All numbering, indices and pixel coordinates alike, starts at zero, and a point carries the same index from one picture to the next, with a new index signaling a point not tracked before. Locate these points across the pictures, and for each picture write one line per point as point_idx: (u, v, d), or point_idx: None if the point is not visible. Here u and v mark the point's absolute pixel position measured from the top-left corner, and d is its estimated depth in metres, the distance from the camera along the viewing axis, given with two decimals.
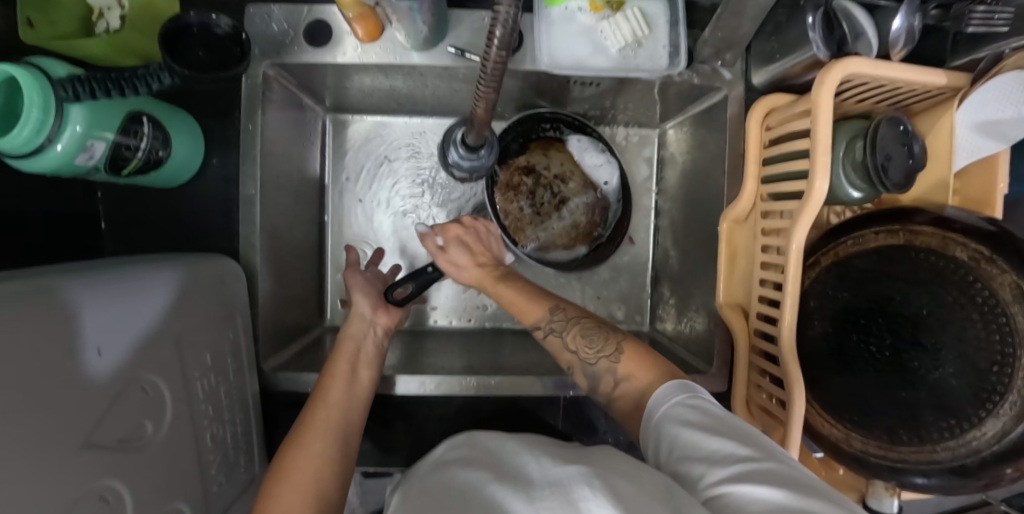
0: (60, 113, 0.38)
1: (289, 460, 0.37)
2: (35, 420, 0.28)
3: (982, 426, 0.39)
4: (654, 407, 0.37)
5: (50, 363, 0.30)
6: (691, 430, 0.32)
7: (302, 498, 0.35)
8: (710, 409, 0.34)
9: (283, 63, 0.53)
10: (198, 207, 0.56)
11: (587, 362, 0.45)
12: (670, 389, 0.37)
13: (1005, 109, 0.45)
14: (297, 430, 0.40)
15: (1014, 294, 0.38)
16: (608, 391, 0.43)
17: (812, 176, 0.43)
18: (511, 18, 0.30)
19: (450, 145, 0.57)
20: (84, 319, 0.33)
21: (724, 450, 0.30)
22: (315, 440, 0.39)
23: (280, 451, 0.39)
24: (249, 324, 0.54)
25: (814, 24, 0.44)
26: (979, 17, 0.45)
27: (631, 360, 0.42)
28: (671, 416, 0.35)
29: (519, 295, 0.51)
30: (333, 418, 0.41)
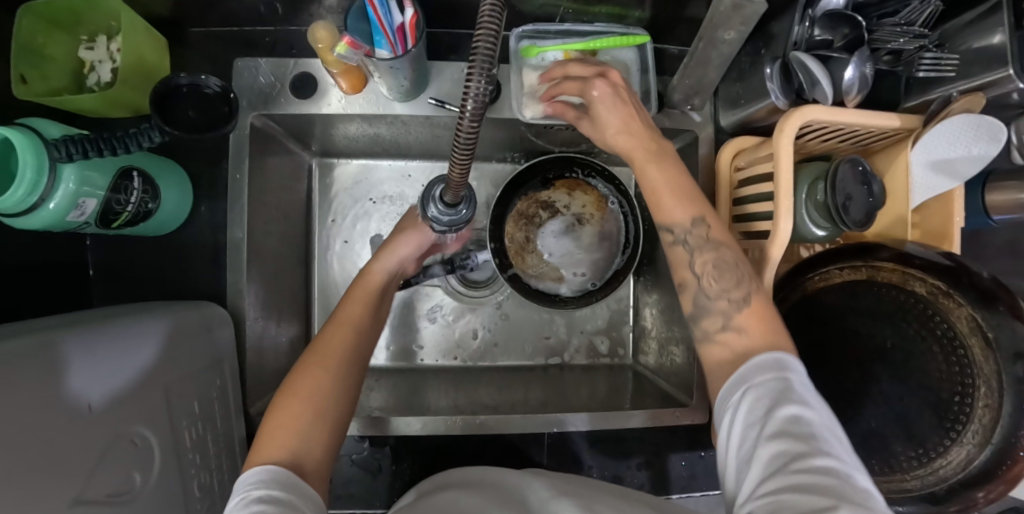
0: (53, 172, 0.39)
1: (295, 384, 0.40)
2: (27, 478, 0.29)
3: (947, 455, 0.40)
4: (742, 375, 0.36)
5: (43, 420, 0.31)
6: (755, 420, 0.33)
7: (310, 418, 0.38)
8: (795, 393, 0.33)
9: (270, 113, 0.55)
10: (187, 253, 0.57)
11: (706, 294, 0.43)
12: (760, 364, 0.36)
13: (957, 149, 0.47)
14: (309, 356, 0.43)
15: (970, 326, 0.40)
16: (707, 328, 0.42)
17: (776, 217, 0.46)
18: (488, 67, 0.28)
19: (428, 201, 0.48)
20: (76, 375, 0.34)
21: (779, 447, 0.31)
22: (321, 368, 0.42)
23: (289, 375, 0.42)
24: (235, 369, 0.54)
25: (770, 74, 0.48)
26: (928, 62, 0.47)
27: (750, 315, 0.40)
28: (745, 394, 0.35)
29: (665, 181, 0.44)
30: (343, 351, 0.44)
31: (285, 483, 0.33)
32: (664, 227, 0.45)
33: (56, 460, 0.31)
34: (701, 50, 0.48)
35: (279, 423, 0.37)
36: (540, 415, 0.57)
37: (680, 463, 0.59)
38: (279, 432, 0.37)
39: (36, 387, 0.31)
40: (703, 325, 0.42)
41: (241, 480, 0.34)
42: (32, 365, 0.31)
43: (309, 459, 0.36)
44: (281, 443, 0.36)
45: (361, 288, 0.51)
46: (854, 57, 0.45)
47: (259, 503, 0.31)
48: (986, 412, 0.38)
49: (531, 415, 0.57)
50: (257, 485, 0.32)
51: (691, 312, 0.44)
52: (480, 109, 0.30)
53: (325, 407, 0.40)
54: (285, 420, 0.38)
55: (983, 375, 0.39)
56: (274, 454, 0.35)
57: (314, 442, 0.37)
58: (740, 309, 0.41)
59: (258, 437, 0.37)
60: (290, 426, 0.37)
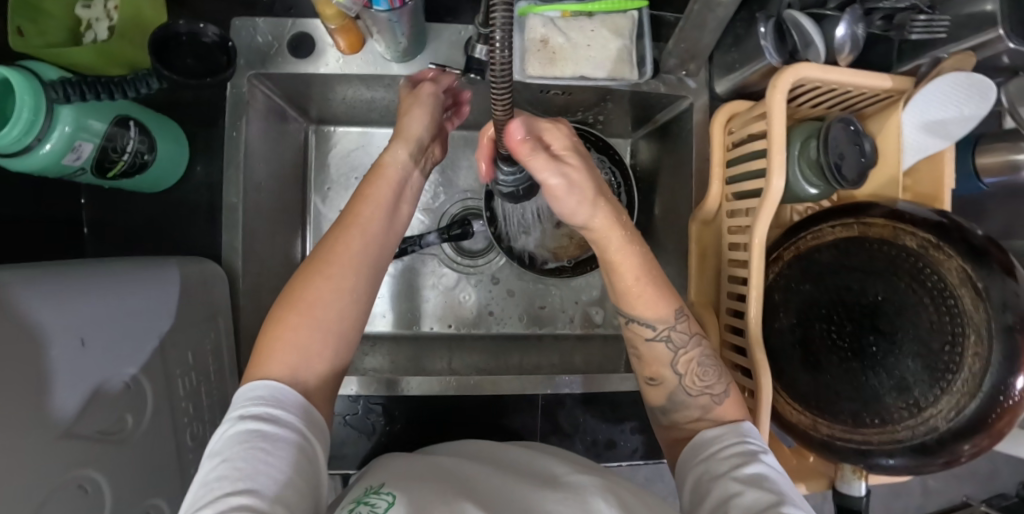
0: (50, 114, 0.39)
1: (298, 296, 0.39)
2: (16, 403, 0.29)
3: (937, 405, 0.41)
4: (707, 444, 0.40)
5: (33, 350, 0.31)
6: (728, 473, 0.36)
7: (313, 334, 0.39)
8: (759, 456, 0.37)
9: (267, 73, 0.55)
10: (183, 213, 0.57)
11: (687, 391, 0.44)
12: (720, 432, 0.40)
13: (948, 109, 0.47)
14: (313, 260, 0.41)
15: (960, 277, 0.40)
16: (680, 420, 0.45)
17: (769, 173, 0.46)
18: (509, 23, 0.27)
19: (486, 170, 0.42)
20: (67, 309, 0.34)
21: (754, 492, 0.33)
22: (333, 272, 0.40)
23: (290, 284, 0.41)
24: (230, 327, 0.54)
25: (765, 33, 0.48)
26: (921, 24, 0.46)
27: (731, 407, 0.43)
28: (715, 457, 0.38)
29: (650, 285, 0.43)
30: (353, 260, 0.41)
31: (283, 402, 0.34)
32: (643, 324, 0.44)
33: (45, 392, 0.31)
34: (697, 12, 0.48)
35: (280, 336, 0.38)
36: (534, 378, 0.57)
37: None
38: (279, 347, 0.37)
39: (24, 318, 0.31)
40: (672, 417, 0.45)
41: (240, 391, 0.35)
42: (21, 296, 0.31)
43: (309, 375, 0.38)
44: (281, 358, 0.37)
45: (374, 184, 0.45)
46: (847, 14, 0.45)
47: (259, 422, 0.33)
48: (975, 361, 0.39)
49: (526, 377, 0.57)
50: (257, 401, 0.34)
51: (664, 405, 0.46)
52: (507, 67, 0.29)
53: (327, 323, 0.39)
54: (285, 333, 0.38)
55: (973, 323, 0.39)
56: (273, 369, 0.36)
57: (317, 358, 0.39)
58: (722, 403, 0.43)
59: (258, 347, 0.38)
60: (288, 340, 0.38)
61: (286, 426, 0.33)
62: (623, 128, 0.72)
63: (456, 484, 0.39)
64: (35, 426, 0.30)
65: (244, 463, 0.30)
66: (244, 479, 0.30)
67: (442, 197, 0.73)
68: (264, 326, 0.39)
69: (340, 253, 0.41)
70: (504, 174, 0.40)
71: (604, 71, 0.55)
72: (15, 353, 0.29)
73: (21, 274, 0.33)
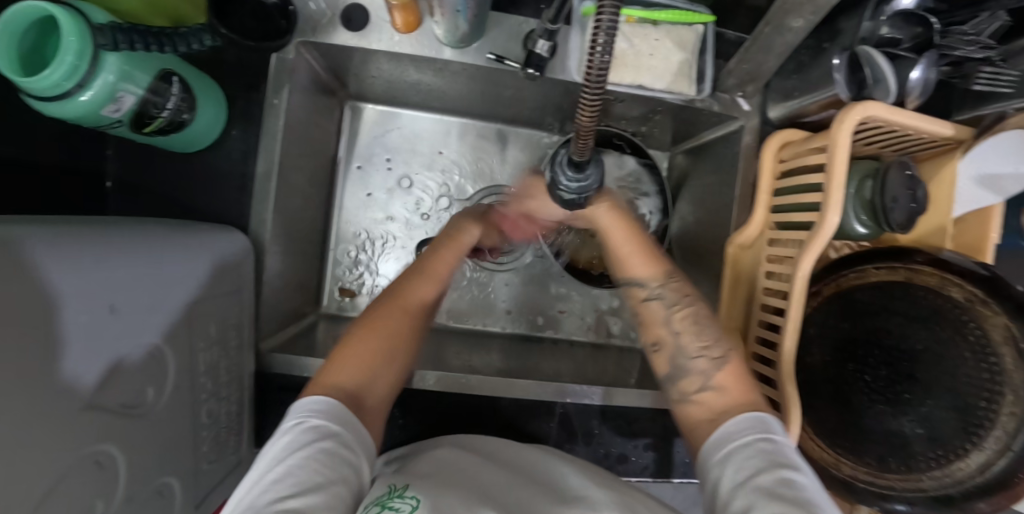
0: (94, 59, 0.37)
1: (371, 322, 0.43)
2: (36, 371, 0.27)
3: (966, 458, 0.41)
4: (725, 439, 0.38)
5: (59, 317, 0.29)
6: (748, 475, 0.35)
7: (374, 365, 0.41)
8: (781, 456, 0.35)
9: (316, 42, 0.52)
10: (212, 179, 0.55)
11: (685, 352, 0.45)
12: (744, 424, 0.38)
13: (1006, 164, 0.46)
14: (387, 295, 0.45)
15: (1004, 335, 0.41)
16: (685, 388, 0.44)
17: (824, 208, 0.46)
18: (614, 28, 0.25)
19: (551, 168, 0.40)
20: (91, 274, 0.32)
21: (778, 508, 0.32)
22: (397, 309, 0.45)
23: (364, 315, 0.44)
24: (254, 302, 0.52)
25: (838, 66, 0.47)
26: (985, 78, 0.46)
27: (728, 373, 0.43)
28: (734, 456, 0.37)
29: (636, 246, 0.50)
30: (417, 298, 0.46)
31: (345, 420, 0.35)
32: (636, 284, 0.49)
33: (65, 361, 0.29)
34: (766, 35, 0.47)
35: (347, 354, 0.40)
36: (554, 385, 0.57)
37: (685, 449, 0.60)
38: (342, 371, 0.39)
39: (49, 282, 0.29)
40: (680, 385, 0.45)
41: (300, 403, 0.36)
42: (47, 254, 0.29)
43: (369, 397, 0.39)
44: (349, 375, 0.39)
45: (445, 249, 0.51)
46: (924, 58, 0.45)
47: (321, 437, 0.33)
48: (1011, 420, 0.40)
49: (545, 383, 0.57)
50: (323, 413, 0.35)
51: (669, 373, 0.46)
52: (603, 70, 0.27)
53: (391, 348, 0.42)
54: (350, 355, 0.40)
55: (1012, 384, 0.40)
56: (337, 387, 0.38)
57: (377, 381, 0.40)
58: (718, 368, 0.44)
59: (321, 370, 0.39)
60: (354, 363, 0.40)
61: (345, 446, 0.34)
62: (663, 140, 0.72)
63: (475, 488, 0.38)
64: (56, 395, 0.28)
65: (300, 470, 0.31)
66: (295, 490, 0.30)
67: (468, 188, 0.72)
68: (337, 349, 0.41)
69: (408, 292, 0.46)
70: (568, 179, 0.38)
71: (663, 83, 0.54)
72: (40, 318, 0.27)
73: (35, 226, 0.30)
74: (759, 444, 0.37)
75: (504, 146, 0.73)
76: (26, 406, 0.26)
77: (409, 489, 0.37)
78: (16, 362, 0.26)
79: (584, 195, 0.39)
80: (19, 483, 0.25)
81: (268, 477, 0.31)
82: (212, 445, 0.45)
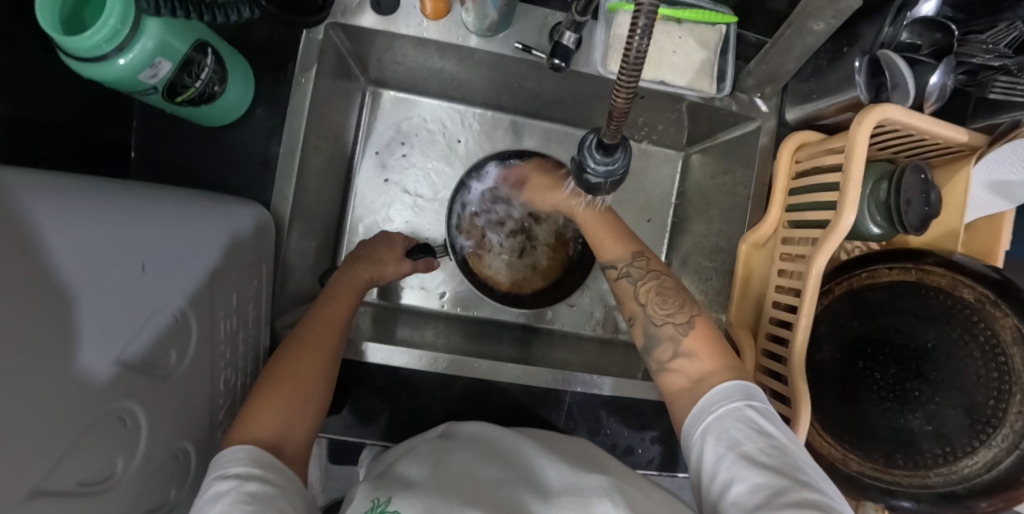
0: (136, 25, 0.37)
1: (288, 367, 0.45)
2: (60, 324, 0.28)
3: (974, 455, 0.42)
4: (706, 410, 0.39)
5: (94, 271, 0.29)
6: (730, 447, 0.36)
7: (295, 405, 0.43)
8: (760, 425, 0.37)
9: (345, 24, 0.53)
10: (235, 155, 0.55)
11: (653, 321, 0.48)
12: (727, 393, 0.39)
13: (1017, 172, 0.47)
14: (297, 344, 0.47)
15: (1013, 336, 0.42)
16: (661, 357, 0.47)
17: (841, 207, 0.46)
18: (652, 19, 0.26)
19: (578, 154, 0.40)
20: (116, 232, 0.33)
21: (759, 479, 0.34)
22: (309, 356, 0.46)
23: (274, 363, 0.46)
24: (270, 278, 0.53)
25: (859, 67, 0.48)
26: (1002, 86, 0.47)
27: (696, 339, 0.46)
28: (715, 427, 0.38)
29: (610, 230, 0.56)
30: (327, 345, 0.48)
31: (269, 465, 0.37)
32: (610, 265, 0.54)
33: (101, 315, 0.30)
34: (789, 37, 0.48)
35: (269, 400, 0.42)
36: (564, 374, 0.57)
37: None
38: (264, 415, 0.41)
39: (70, 247, 0.29)
40: (656, 355, 0.47)
41: (221, 456, 0.37)
42: (67, 217, 0.30)
43: (290, 440, 0.41)
44: (270, 419, 0.41)
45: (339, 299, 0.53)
46: (943, 64, 0.46)
47: (248, 481, 0.34)
48: (1018, 418, 0.41)
49: (556, 371, 0.57)
50: (246, 460, 0.36)
51: (644, 344, 0.49)
52: (636, 69, 0.29)
53: (310, 386, 0.45)
54: (271, 400, 0.42)
55: (1021, 383, 0.41)
56: (260, 431, 0.40)
57: (299, 424, 0.43)
58: (687, 334, 0.46)
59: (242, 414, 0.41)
60: (276, 406, 0.42)
61: (273, 487, 0.35)
62: (678, 140, 0.73)
63: (468, 488, 0.37)
64: (82, 349, 0.29)
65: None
66: None
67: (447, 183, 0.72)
68: (251, 401, 0.42)
69: (318, 331, 0.49)
70: (596, 163, 0.39)
71: (684, 80, 0.55)
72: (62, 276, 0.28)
73: (62, 193, 0.32)
74: (739, 414, 0.38)
75: (520, 139, 0.73)
76: (49, 357, 0.27)
77: (393, 501, 0.36)
78: None
79: (610, 179, 0.40)
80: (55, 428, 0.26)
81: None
82: (228, 415, 0.46)
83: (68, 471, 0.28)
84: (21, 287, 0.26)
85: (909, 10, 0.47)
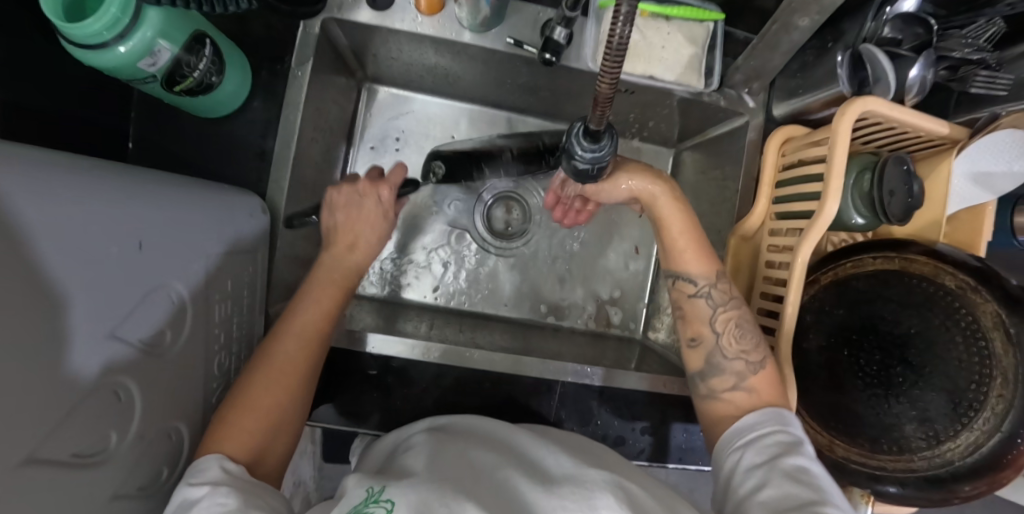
0: (137, 14, 0.38)
1: (261, 379, 0.43)
2: (58, 303, 0.27)
3: (956, 439, 0.43)
4: (745, 427, 0.41)
5: (83, 243, 0.29)
6: (765, 459, 0.37)
7: (269, 422, 0.42)
8: (801, 446, 0.38)
9: (342, 19, 0.55)
10: (232, 147, 0.56)
11: (723, 352, 0.46)
12: (767, 414, 0.41)
13: (999, 163, 0.49)
14: (276, 348, 0.45)
15: (994, 321, 0.42)
16: (715, 386, 0.46)
17: (824, 197, 0.47)
18: (634, 13, 0.27)
19: (566, 142, 0.41)
20: (121, 209, 0.34)
21: (791, 487, 0.35)
22: (291, 364, 0.45)
23: (248, 373, 0.44)
24: (265, 266, 0.54)
25: (842, 62, 0.50)
26: (982, 81, 0.49)
27: (762, 377, 0.44)
28: (752, 442, 0.40)
29: (693, 240, 0.49)
30: (309, 352, 0.46)
31: (241, 474, 0.37)
32: (686, 279, 0.49)
33: (94, 289, 0.30)
34: (773, 32, 0.50)
35: (238, 418, 0.41)
36: (555, 363, 0.58)
37: (680, 434, 0.62)
38: (240, 432, 0.40)
39: (83, 217, 0.30)
40: (710, 383, 0.46)
41: (196, 466, 0.37)
42: (66, 194, 0.29)
43: (267, 452, 0.42)
44: (242, 436, 0.40)
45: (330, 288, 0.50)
46: (921, 57, 0.47)
47: (221, 489, 0.34)
48: (999, 402, 0.42)
49: (547, 361, 0.58)
50: (219, 470, 0.36)
51: (701, 369, 0.47)
52: (619, 58, 0.29)
53: (284, 400, 0.44)
54: (247, 414, 0.41)
55: (1001, 366, 0.42)
56: (233, 449, 0.39)
57: (276, 434, 0.43)
58: (753, 371, 0.45)
59: (217, 426, 0.40)
60: (251, 422, 0.41)
61: (246, 492, 0.35)
62: (670, 136, 0.74)
63: (457, 475, 0.36)
64: (79, 328, 0.29)
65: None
66: None
67: None
68: (224, 411, 0.42)
69: (294, 338, 0.46)
70: (584, 149, 0.40)
71: (672, 75, 0.57)
72: (59, 257, 0.27)
73: (58, 164, 0.30)
74: (778, 436, 0.39)
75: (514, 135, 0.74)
76: (45, 336, 0.26)
77: (387, 490, 0.34)
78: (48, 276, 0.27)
79: (597, 165, 0.41)
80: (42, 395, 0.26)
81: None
82: (222, 398, 0.47)
83: (61, 441, 0.28)
84: (19, 274, 0.25)
85: (889, 6, 0.48)
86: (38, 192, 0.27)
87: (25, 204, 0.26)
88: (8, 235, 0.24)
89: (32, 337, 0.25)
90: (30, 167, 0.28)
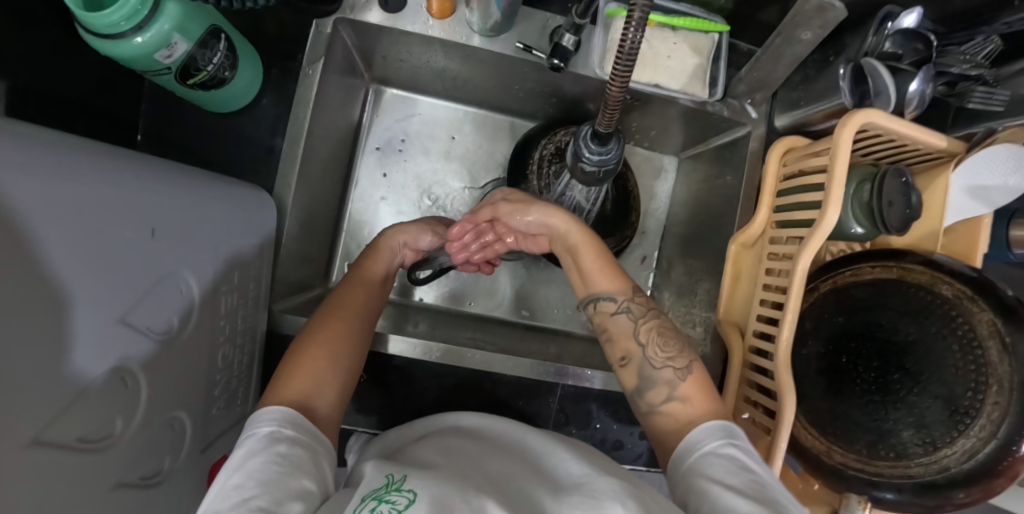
0: (155, 7, 0.39)
1: (315, 338, 0.45)
2: (62, 288, 0.27)
3: (953, 444, 0.44)
4: (692, 445, 0.38)
5: (93, 227, 0.30)
6: (715, 478, 0.34)
7: (327, 368, 0.43)
8: (742, 462, 0.36)
9: (354, 21, 0.55)
10: (240, 142, 0.57)
11: (652, 363, 0.45)
12: (714, 429, 0.39)
13: (994, 177, 0.49)
14: (330, 310, 0.48)
15: (989, 330, 0.44)
16: (653, 399, 0.44)
17: (825, 206, 0.47)
18: (645, 19, 0.27)
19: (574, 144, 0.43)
20: (133, 195, 0.34)
21: (741, 504, 0.32)
22: (345, 318, 0.48)
23: (302, 335, 0.46)
24: (271, 261, 0.54)
25: (843, 74, 0.51)
26: (980, 96, 0.50)
27: (692, 384, 0.43)
28: (700, 463, 0.36)
29: (602, 262, 0.50)
30: (359, 310, 0.49)
31: (303, 427, 0.37)
32: (608, 299, 0.48)
33: (102, 273, 0.30)
34: (777, 45, 0.51)
35: (299, 368, 0.42)
36: (556, 366, 0.58)
37: None
38: (299, 379, 0.41)
39: (95, 198, 0.30)
40: (647, 396, 0.44)
41: (258, 414, 0.38)
42: (86, 183, 0.30)
43: (321, 406, 0.41)
44: (300, 386, 0.41)
45: (368, 264, 0.54)
46: (921, 72, 0.48)
47: (278, 442, 0.35)
48: (994, 409, 0.43)
49: (549, 364, 0.58)
50: (280, 420, 0.37)
51: (637, 385, 0.45)
52: (629, 66, 0.30)
53: (338, 358, 0.45)
54: (308, 362, 0.43)
55: (997, 375, 0.43)
56: (291, 394, 0.40)
57: (329, 387, 0.43)
58: (682, 379, 0.43)
59: (277, 379, 0.42)
60: (309, 370, 0.42)
61: (302, 449, 0.36)
62: (671, 145, 0.75)
63: (478, 477, 0.36)
64: (83, 320, 0.29)
65: (262, 472, 0.33)
66: (258, 485, 0.32)
67: (451, 181, 0.73)
68: (283, 367, 0.43)
69: (353, 294, 0.51)
70: (591, 152, 0.41)
71: (677, 84, 0.58)
72: (67, 242, 0.27)
73: (77, 152, 0.31)
74: (727, 451, 0.37)
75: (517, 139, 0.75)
76: (51, 324, 0.26)
77: (407, 480, 0.34)
78: (57, 261, 0.27)
79: (602, 169, 0.42)
80: (44, 380, 0.26)
81: (227, 484, 0.33)
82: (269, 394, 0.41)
83: (66, 426, 0.28)
84: (23, 259, 0.24)
85: (891, 21, 0.50)
86: (61, 177, 0.28)
87: (35, 190, 0.26)
88: (9, 217, 0.24)
89: (41, 323, 0.25)
90: (52, 154, 0.28)
